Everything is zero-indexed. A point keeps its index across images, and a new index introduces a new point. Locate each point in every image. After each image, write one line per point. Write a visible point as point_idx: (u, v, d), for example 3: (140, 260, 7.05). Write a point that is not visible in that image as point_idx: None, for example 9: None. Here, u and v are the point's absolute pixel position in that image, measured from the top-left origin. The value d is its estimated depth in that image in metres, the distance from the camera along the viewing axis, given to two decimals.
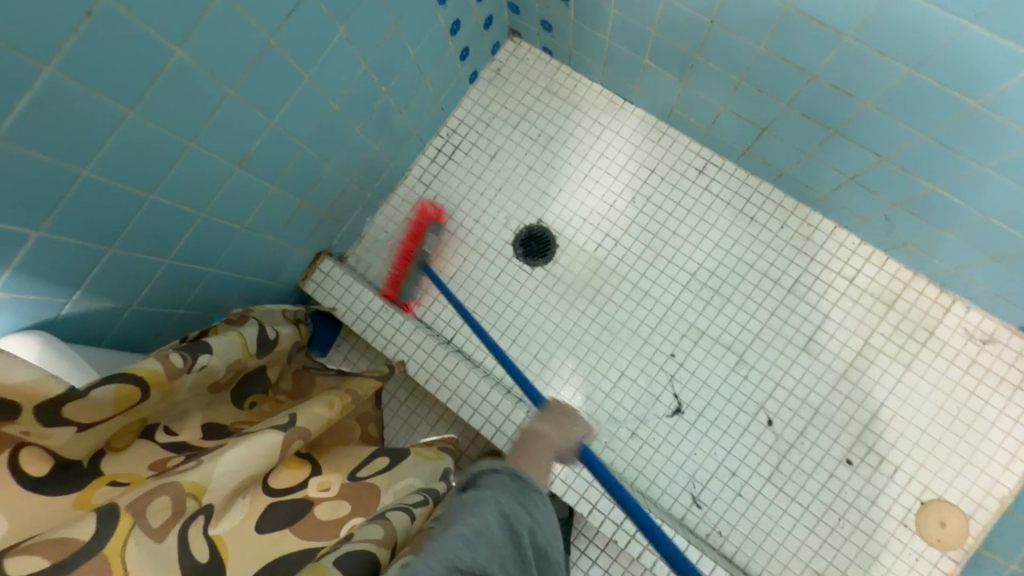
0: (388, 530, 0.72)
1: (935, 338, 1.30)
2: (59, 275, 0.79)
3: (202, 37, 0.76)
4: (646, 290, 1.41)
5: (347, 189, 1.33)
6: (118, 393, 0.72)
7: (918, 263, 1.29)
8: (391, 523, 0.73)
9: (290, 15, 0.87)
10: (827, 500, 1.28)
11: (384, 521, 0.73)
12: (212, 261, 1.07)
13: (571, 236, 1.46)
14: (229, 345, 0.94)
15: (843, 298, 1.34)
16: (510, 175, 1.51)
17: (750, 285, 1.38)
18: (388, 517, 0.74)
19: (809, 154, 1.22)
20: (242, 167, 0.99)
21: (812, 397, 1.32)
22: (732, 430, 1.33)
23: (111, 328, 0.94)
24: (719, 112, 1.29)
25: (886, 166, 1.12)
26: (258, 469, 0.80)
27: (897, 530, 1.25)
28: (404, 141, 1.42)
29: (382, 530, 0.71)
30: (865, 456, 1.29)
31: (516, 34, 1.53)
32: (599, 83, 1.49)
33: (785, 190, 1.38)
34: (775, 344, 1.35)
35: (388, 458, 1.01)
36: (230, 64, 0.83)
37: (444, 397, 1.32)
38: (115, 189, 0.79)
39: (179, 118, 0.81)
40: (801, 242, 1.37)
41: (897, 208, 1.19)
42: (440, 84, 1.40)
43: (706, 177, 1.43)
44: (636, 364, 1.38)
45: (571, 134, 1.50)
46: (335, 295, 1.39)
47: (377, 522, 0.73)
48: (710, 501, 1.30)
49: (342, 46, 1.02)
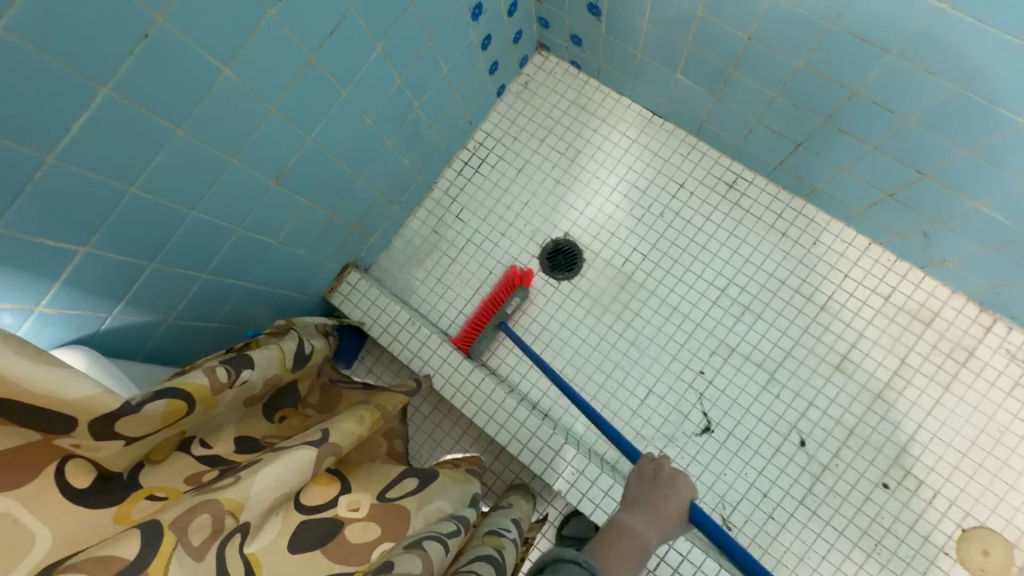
0: (425, 561, 0.72)
1: (975, 359, 1.26)
2: (102, 290, 0.80)
3: (249, 56, 0.77)
4: (674, 305, 1.39)
5: (376, 203, 1.33)
6: (169, 407, 0.71)
7: (957, 281, 1.26)
8: (428, 554, 0.74)
9: (332, 33, 0.88)
10: (862, 524, 1.24)
11: (422, 552, 0.73)
12: (246, 275, 1.08)
13: (598, 250, 1.45)
14: (268, 359, 0.94)
15: (878, 316, 1.31)
16: (537, 188, 1.50)
17: (782, 302, 1.35)
18: (426, 549, 0.75)
19: (845, 170, 1.19)
20: (279, 182, 1.00)
21: (846, 417, 1.29)
22: (764, 450, 1.30)
23: (148, 342, 0.95)
24: (752, 127, 1.27)
25: (927, 183, 1.09)
26: (293, 486, 0.79)
27: (938, 558, 1.21)
28: (433, 154, 1.42)
29: (419, 560, 0.71)
30: (903, 480, 1.25)
31: (544, 48, 1.53)
32: (628, 96, 1.48)
33: (818, 205, 1.35)
34: (808, 362, 1.32)
35: (416, 480, 1.00)
36: (273, 81, 0.84)
37: (469, 412, 1.31)
38: (159, 204, 0.80)
39: (222, 134, 0.82)
40: (834, 258, 1.34)
41: (937, 225, 1.16)
42: (469, 98, 1.40)
43: (736, 191, 1.41)
44: (664, 381, 1.36)
45: (598, 147, 1.49)
46: (362, 308, 1.39)
47: (414, 551, 0.73)
48: (741, 523, 1.27)
49: (379, 62, 1.02)
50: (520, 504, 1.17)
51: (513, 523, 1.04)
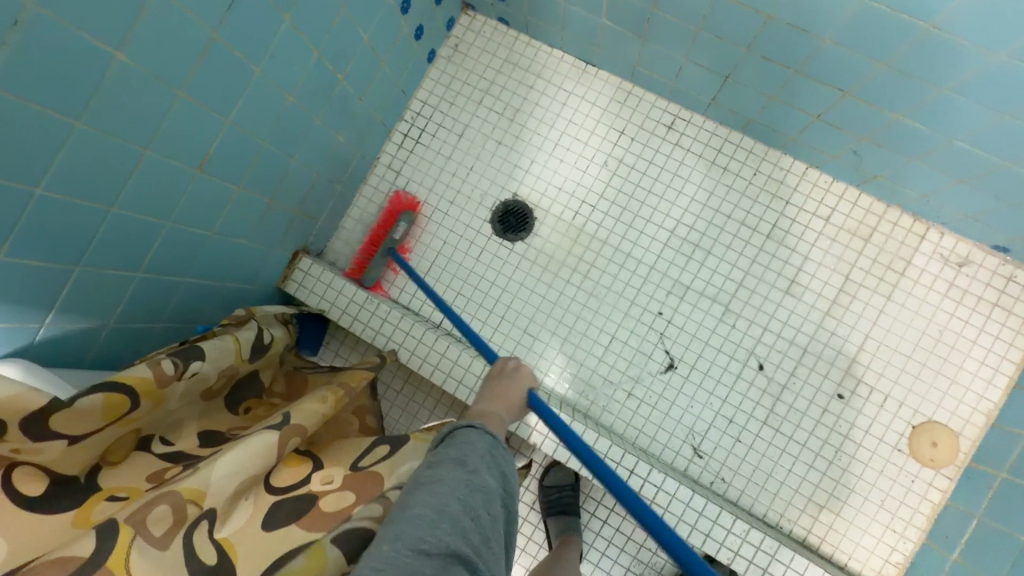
0: (386, 506, 0.74)
1: (913, 267, 1.33)
2: (28, 299, 0.78)
3: (141, 37, 0.74)
4: (628, 252, 1.42)
5: (316, 184, 1.31)
6: (107, 402, 0.70)
7: (890, 195, 1.31)
8: (391, 500, 0.75)
9: (231, 7, 0.84)
10: (822, 435, 1.32)
11: (384, 500, 0.75)
12: (187, 270, 1.06)
13: (548, 207, 1.46)
14: (221, 349, 0.91)
15: (821, 238, 1.36)
16: (479, 151, 1.49)
17: (730, 235, 1.38)
18: (388, 496, 0.76)
19: (773, 97, 1.21)
20: (203, 170, 0.97)
21: (799, 336, 1.35)
22: (726, 378, 1.35)
23: (93, 348, 0.93)
24: (681, 65, 1.27)
25: (850, 101, 1.11)
26: (257, 470, 0.80)
27: (892, 456, 1.29)
28: (369, 129, 1.39)
29: (378, 509, 0.73)
30: (856, 389, 1.32)
31: (469, 7, 1.50)
32: (559, 48, 1.46)
33: (754, 137, 1.38)
34: (759, 290, 1.36)
35: (388, 445, 1.00)
36: (175, 63, 0.80)
37: (438, 380, 1.33)
38: (71, 205, 0.77)
39: (127, 123, 0.78)
40: (775, 186, 1.38)
41: (864, 142, 1.19)
42: (398, 66, 1.37)
43: (675, 132, 1.42)
44: (625, 326, 1.40)
45: (536, 104, 1.48)
46: (318, 292, 1.38)
47: (378, 500, 0.75)
48: (711, 450, 1.33)
49: (291, 35, 0.99)
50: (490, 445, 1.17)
51: None
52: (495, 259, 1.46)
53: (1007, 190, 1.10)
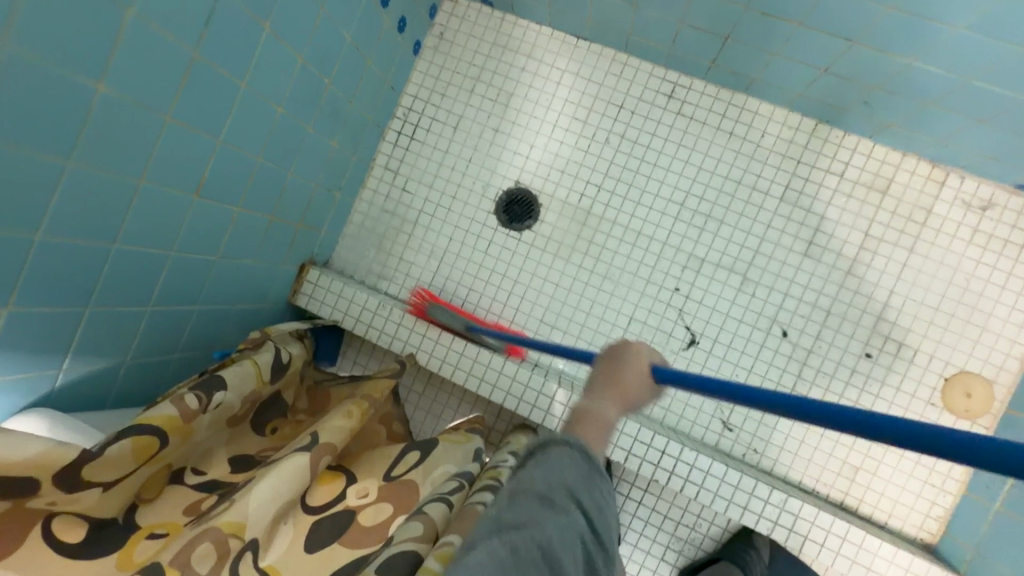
0: (427, 523, 0.73)
1: (934, 216, 1.28)
2: (42, 347, 0.77)
3: (121, 65, 0.70)
4: (638, 230, 1.38)
5: (315, 194, 1.28)
6: (136, 445, 0.68)
7: (906, 143, 1.26)
8: (429, 517, 0.75)
9: (209, 24, 0.80)
10: (853, 396, 1.30)
11: (422, 518, 0.74)
12: (196, 297, 1.04)
13: (552, 192, 1.42)
14: (242, 376, 0.90)
15: (836, 195, 1.31)
16: (476, 141, 1.45)
17: (742, 202, 1.35)
18: (426, 512, 0.76)
19: (776, 54, 1.16)
20: (200, 195, 0.94)
21: (821, 299, 1.32)
22: (750, 348, 1.33)
23: (113, 386, 0.93)
24: (678, 29, 1.21)
25: (859, 50, 1.05)
26: (293, 493, 0.80)
27: (926, 411, 1.27)
28: (362, 131, 1.36)
29: (417, 531, 0.72)
30: (884, 346, 1.29)
31: None
32: (548, 25, 1.41)
33: (759, 96, 1.33)
34: (776, 255, 1.33)
35: (419, 452, 1.00)
36: (161, 88, 0.77)
37: (460, 379, 1.32)
38: (72, 246, 0.75)
39: (119, 157, 0.76)
40: (784, 147, 1.33)
41: (876, 91, 1.14)
42: (385, 62, 1.32)
43: (676, 100, 1.37)
44: (642, 306, 1.37)
45: (529, 86, 1.43)
46: (330, 303, 1.36)
47: (415, 518, 0.75)
48: (740, 422, 1.32)
49: (272, 45, 0.95)
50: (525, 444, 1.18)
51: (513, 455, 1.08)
52: (491, 246, 1.44)
53: None
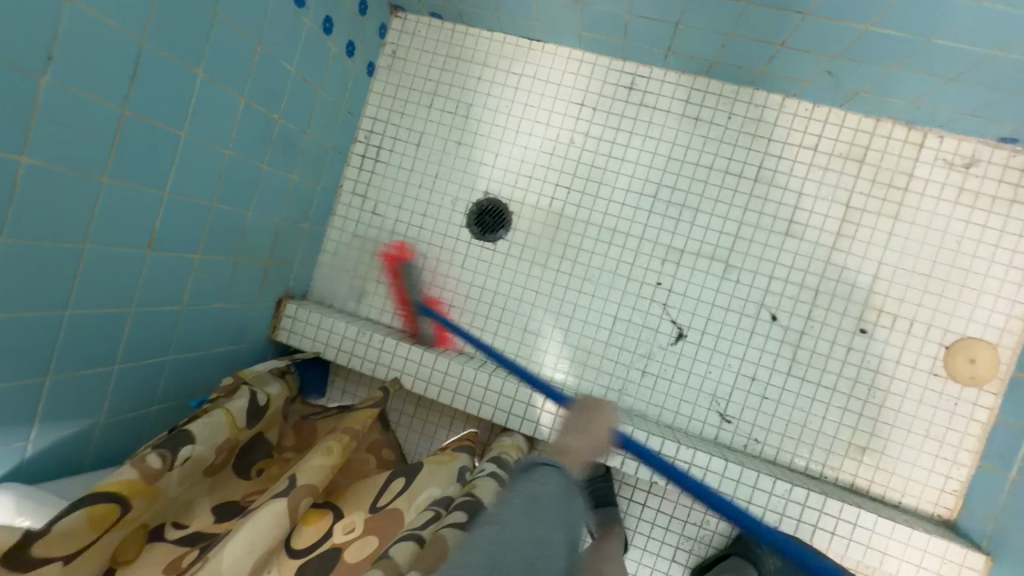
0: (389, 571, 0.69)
1: (916, 180, 1.24)
2: (4, 421, 0.76)
3: (41, 133, 0.70)
4: (613, 228, 1.35)
5: (282, 229, 1.28)
6: (93, 515, 0.68)
7: (878, 108, 1.21)
8: (393, 562, 0.72)
9: (134, 77, 0.79)
10: (852, 374, 1.25)
11: (384, 562, 0.71)
12: (168, 348, 1.04)
13: (522, 198, 1.40)
14: (215, 426, 0.87)
15: (812, 169, 1.27)
16: (440, 156, 1.43)
17: (715, 188, 1.31)
18: (391, 556, 0.73)
19: (730, 34, 1.12)
20: (154, 249, 0.94)
21: (808, 278, 1.27)
22: (740, 336, 1.29)
23: (90, 448, 0.92)
24: (627, 21, 1.18)
25: (812, 21, 1.01)
26: (272, 542, 0.80)
27: (929, 382, 1.23)
28: (323, 160, 1.35)
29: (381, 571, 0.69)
30: (878, 320, 1.25)
31: (398, 8, 1.43)
32: (499, 30, 1.38)
33: (722, 78, 1.29)
34: (757, 238, 1.29)
35: (403, 478, 0.99)
36: (89, 149, 0.76)
37: (447, 398, 1.31)
38: (21, 319, 0.75)
39: (56, 224, 0.76)
40: (753, 126, 1.29)
41: (837, 60, 1.10)
42: (337, 88, 1.31)
43: (637, 92, 1.34)
44: (626, 305, 1.34)
45: (488, 95, 1.41)
46: (310, 336, 1.35)
47: (379, 565, 0.71)
48: (738, 413, 1.29)
49: (208, 88, 0.94)
50: (507, 447, 1.17)
51: (494, 462, 1.07)
52: (465, 259, 1.41)
53: (1002, 79, 1.01)
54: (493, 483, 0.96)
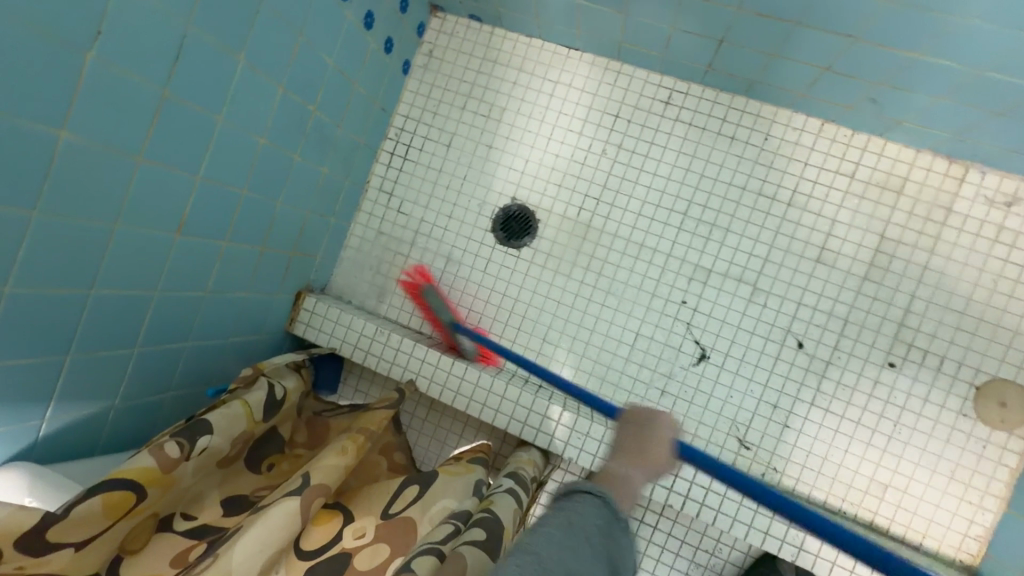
0: None
1: (955, 214, 1.21)
2: (22, 399, 0.75)
3: (83, 109, 0.68)
4: (641, 242, 1.33)
5: (307, 221, 1.26)
6: (107, 501, 0.66)
7: (920, 139, 1.19)
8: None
9: (178, 58, 0.78)
10: (877, 409, 1.22)
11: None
12: (188, 334, 1.02)
13: (549, 206, 1.38)
14: (232, 417, 0.85)
15: (847, 197, 1.25)
16: (470, 159, 1.42)
17: (747, 209, 1.29)
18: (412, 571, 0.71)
19: (774, 54, 1.10)
20: (183, 233, 0.92)
21: (837, 307, 1.25)
22: (764, 362, 1.27)
23: (103, 431, 0.91)
24: (670, 34, 1.17)
25: (860, 47, 1.00)
26: (283, 542, 0.78)
27: (957, 422, 1.19)
28: (353, 154, 1.34)
29: None
30: (907, 355, 1.22)
31: (438, 9, 1.42)
32: (538, 37, 1.38)
33: (762, 98, 1.27)
34: (787, 262, 1.27)
35: (418, 485, 0.95)
36: (128, 128, 0.75)
37: (462, 404, 1.29)
38: (47, 295, 0.74)
39: (90, 203, 0.74)
40: (790, 149, 1.27)
41: (883, 87, 1.08)
42: (373, 84, 1.30)
43: (674, 107, 1.32)
44: (649, 321, 1.32)
45: (521, 100, 1.40)
46: (327, 331, 1.33)
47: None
48: (758, 440, 1.26)
49: (248, 75, 0.92)
50: (523, 463, 1.15)
51: (509, 477, 1.05)
52: (489, 265, 1.40)
53: None
54: (509, 499, 0.93)
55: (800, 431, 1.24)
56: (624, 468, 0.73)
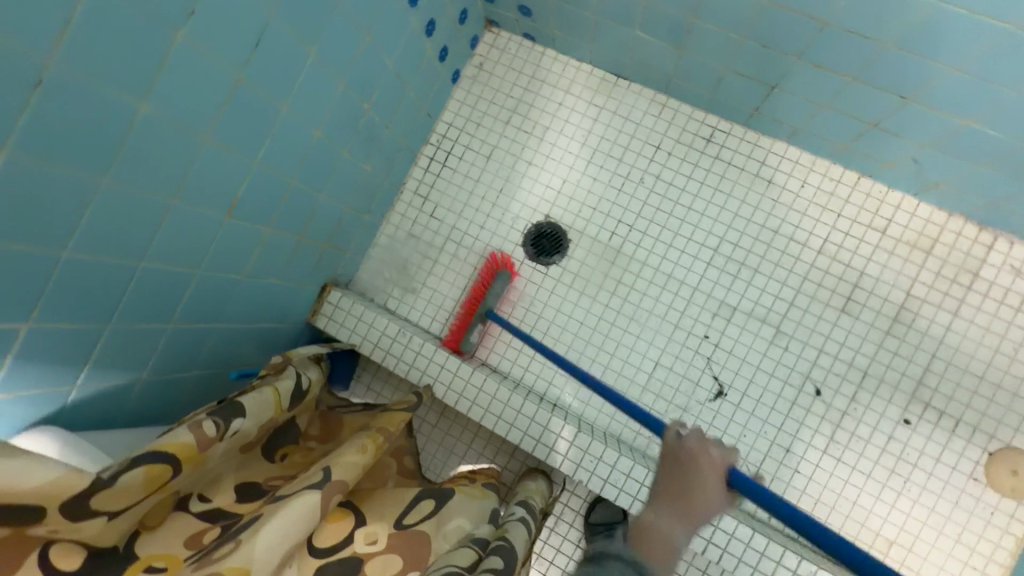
0: None
1: (981, 280, 1.23)
2: (59, 363, 0.74)
3: (165, 84, 0.69)
4: (669, 273, 1.35)
5: (344, 216, 1.27)
6: (148, 475, 0.66)
7: (954, 203, 1.21)
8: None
9: (257, 45, 0.79)
10: (889, 464, 1.23)
11: None
12: (219, 315, 1.02)
13: (582, 228, 1.40)
14: (263, 402, 0.85)
15: (877, 251, 1.27)
16: (508, 172, 1.44)
17: (777, 253, 1.31)
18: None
19: (823, 105, 1.13)
20: (232, 215, 0.93)
21: (858, 359, 1.26)
22: (781, 405, 1.27)
23: (126, 403, 0.90)
24: (722, 75, 1.19)
25: (912, 107, 1.03)
26: (302, 534, 0.77)
27: (967, 485, 1.20)
28: (395, 155, 1.35)
29: None
30: (923, 414, 1.23)
31: (493, 24, 1.45)
32: (588, 62, 1.40)
33: (802, 146, 1.30)
34: (812, 309, 1.28)
35: (433, 500, 0.97)
36: (202, 108, 0.76)
37: (476, 415, 1.28)
38: (100, 263, 0.74)
39: (155, 176, 0.75)
40: (826, 199, 1.29)
41: (927, 149, 1.11)
42: (424, 89, 1.32)
43: (714, 145, 1.35)
44: (669, 352, 1.33)
45: (565, 121, 1.42)
46: (349, 326, 1.33)
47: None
48: (767, 483, 1.26)
49: (316, 68, 0.94)
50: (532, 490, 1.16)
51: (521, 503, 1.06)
52: (516, 279, 1.40)
53: None
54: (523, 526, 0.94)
55: (811, 477, 1.24)
56: (660, 520, 0.65)
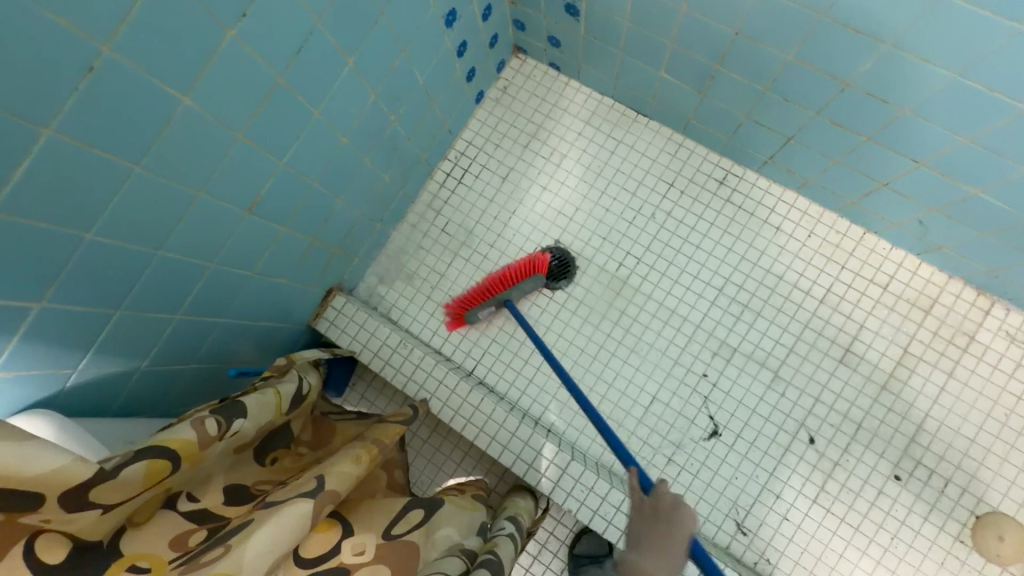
0: None
1: (977, 343, 1.26)
2: (63, 346, 0.73)
3: (210, 80, 0.70)
4: (673, 308, 1.36)
5: (357, 223, 1.27)
6: (148, 470, 0.65)
7: (955, 267, 1.25)
8: None
9: (299, 51, 0.81)
10: (877, 519, 1.23)
11: None
12: (224, 311, 1.01)
13: (591, 256, 1.41)
14: (263, 404, 0.84)
15: (877, 306, 1.29)
16: (522, 195, 1.46)
17: (781, 298, 1.33)
18: None
19: (837, 161, 1.16)
20: (252, 213, 0.93)
21: (852, 411, 1.27)
22: (774, 450, 1.28)
23: (122, 392, 0.88)
24: (741, 122, 1.23)
25: (924, 171, 1.06)
26: (292, 543, 0.75)
27: (953, 547, 1.20)
28: (414, 168, 1.36)
29: None
30: (913, 471, 1.24)
31: (521, 50, 1.48)
32: (610, 96, 1.44)
33: (811, 197, 1.33)
34: (811, 357, 1.30)
35: (422, 510, 0.95)
36: (239, 106, 0.77)
37: (470, 434, 1.27)
38: (120, 248, 0.73)
39: (185, 168, 0.75)
40: (831, 250, 1.32)
41: (933, 213, 1.14)
42: (448, 107, 1.35)
43: (726, 187, 1.38)
44: (667, 387, 1.33)
45: (582, 151, 1.45)
46: (350, 333, 1.33)
47: None
48: (755, 527, 1.25)
49: (351, 78, 0.96)
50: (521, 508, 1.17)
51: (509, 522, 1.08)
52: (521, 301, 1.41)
53: None
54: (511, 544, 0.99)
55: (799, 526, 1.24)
56: None
